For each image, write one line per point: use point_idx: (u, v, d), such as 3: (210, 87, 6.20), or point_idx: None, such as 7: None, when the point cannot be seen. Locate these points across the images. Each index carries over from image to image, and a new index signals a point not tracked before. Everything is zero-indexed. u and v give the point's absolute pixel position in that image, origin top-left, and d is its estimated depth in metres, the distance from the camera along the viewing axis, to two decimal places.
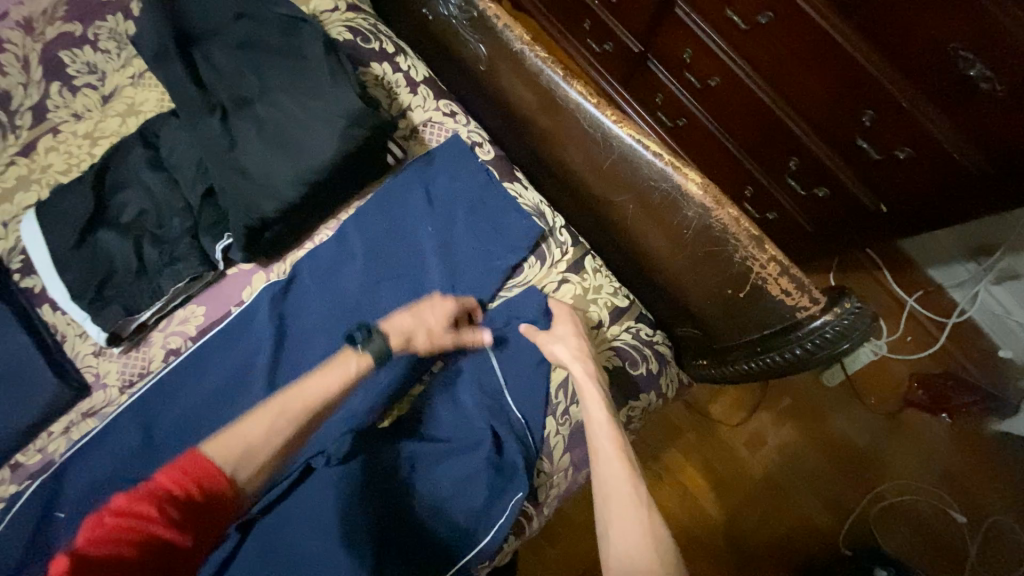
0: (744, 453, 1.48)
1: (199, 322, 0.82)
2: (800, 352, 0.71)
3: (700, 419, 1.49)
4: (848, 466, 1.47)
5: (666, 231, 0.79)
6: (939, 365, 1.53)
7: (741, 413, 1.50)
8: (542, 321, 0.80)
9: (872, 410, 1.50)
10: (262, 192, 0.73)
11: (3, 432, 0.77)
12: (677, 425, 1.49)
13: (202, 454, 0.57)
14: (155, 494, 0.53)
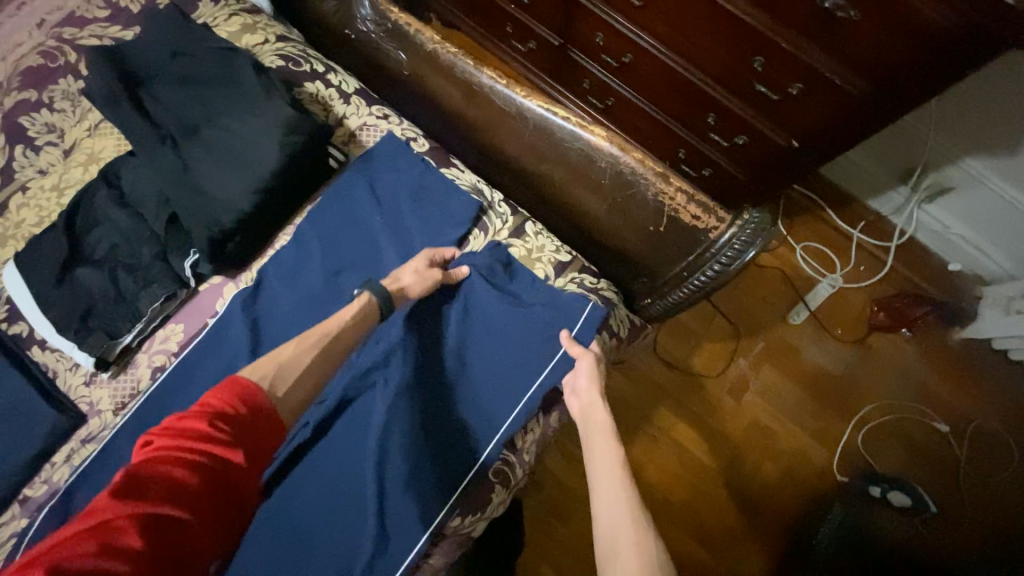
0: (729, 400, 1.50)
1: (180, 338, 0.89)
2: (719, 267, 0.80)
3: (682, 376, 1.51)
4: (829, 397, 1.50)
5: (586, 183, 0.89)
6: (895, 287, 1.57)
7: (720, 362, 1.53)
8: (493, 283, 0.88)
9: (841, 341, 1.54)
10: (218, 206, 0.81)
11: (10, 468, 0.83)
12: (659, 385, 1.51)
13: (241, 378, 0.65)
14: (202, 415, 0.59)
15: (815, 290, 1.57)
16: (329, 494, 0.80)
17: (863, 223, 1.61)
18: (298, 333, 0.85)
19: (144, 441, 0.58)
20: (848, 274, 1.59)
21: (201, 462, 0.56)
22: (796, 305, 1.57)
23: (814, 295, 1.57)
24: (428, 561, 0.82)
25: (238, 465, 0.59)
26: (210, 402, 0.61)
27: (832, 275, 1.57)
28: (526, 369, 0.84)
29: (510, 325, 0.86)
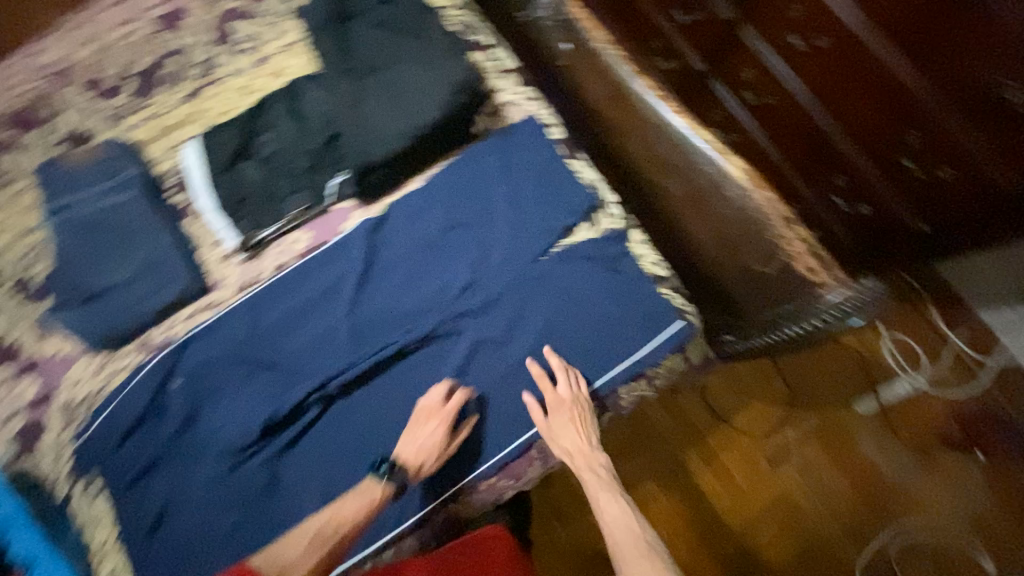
0: (765, 466, 1.46)
1: (303, 246, 0.99)
2: (818, 325, 0.79)
3: (722, 426, 1.49)
4: (872, 499, 1.42)
5: (706, 210, 0.92)
6: (981, 406, 1.46)
7: (767, 426, 1.49)
8: (587, 278, 0.92)
9: (906, 445, 1.45)
10: (376, 140, 0.91)
11: (142, 309, 0.96)
12: (697, 429, 1.49)
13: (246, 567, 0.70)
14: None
15: (889, 384, 1.49)
16: (392, 421, 0.89)
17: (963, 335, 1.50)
18: (406, 269, 0.95)
19: None
20: (931, 379, 1.49)
21: None
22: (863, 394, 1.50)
23: (890, 389, 1.48)
24: (457, 505, 0.88)
25: None
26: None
27: (913, 374, 1.49)
28: (597, 369, 0.90)
29: (593, 319, 0.91)
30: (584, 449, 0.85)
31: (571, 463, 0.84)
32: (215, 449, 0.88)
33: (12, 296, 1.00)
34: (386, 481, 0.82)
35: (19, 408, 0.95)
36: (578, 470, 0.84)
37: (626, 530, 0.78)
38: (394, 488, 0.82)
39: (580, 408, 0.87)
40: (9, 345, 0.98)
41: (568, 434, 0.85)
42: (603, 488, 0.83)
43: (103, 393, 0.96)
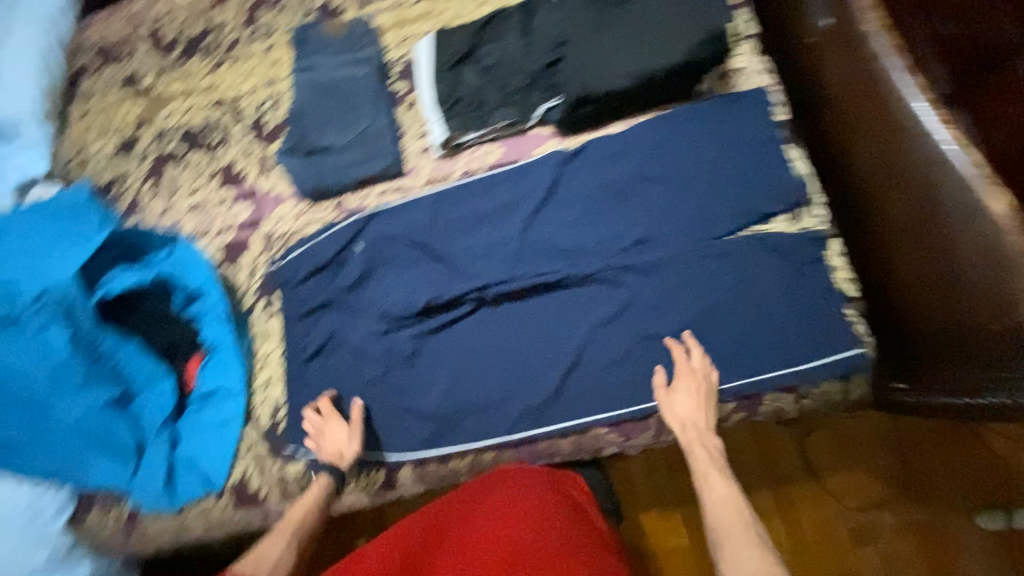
0: (845, 538, 1.44)
1: (495, 158, 1.04)
2: None
3: (812, 481, 1.50)
4: None
5: (939, 236, 0.77)
6: None
7: (863, 501, 1.46)
8: (768, 271, 0.88)
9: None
10: (603, 73, 0.93)
11: (347, 175, 1.09)
12: (786, 474, 1.50)
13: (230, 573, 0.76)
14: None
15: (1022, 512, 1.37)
16: (529, 342, 0.94)
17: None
18: (584, 209, 0.97)
19: None
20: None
21: None
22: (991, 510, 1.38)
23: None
24: (563, 440, 0.92)
25: None
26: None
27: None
28: (748, 367, 0.86)
29: (762, 315, 0.87)
30: (697, 423, 0.82)
31: (682, 435, 0.82)
32: (378, 310, 1.01)
33: (255, 136, 1.20)
34: (321, 477, 0.93)
35: (237, 227, 1.16)
36: (688, 443, 0.81)
37: (735, 512, 0.72)
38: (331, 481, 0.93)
39: (695, 383, 0.84)
40: (244, 175, 1.19)
41: (683, 405, 0.83)
42: (710, 467, 0.78)
43: (298, 236, 1.12)
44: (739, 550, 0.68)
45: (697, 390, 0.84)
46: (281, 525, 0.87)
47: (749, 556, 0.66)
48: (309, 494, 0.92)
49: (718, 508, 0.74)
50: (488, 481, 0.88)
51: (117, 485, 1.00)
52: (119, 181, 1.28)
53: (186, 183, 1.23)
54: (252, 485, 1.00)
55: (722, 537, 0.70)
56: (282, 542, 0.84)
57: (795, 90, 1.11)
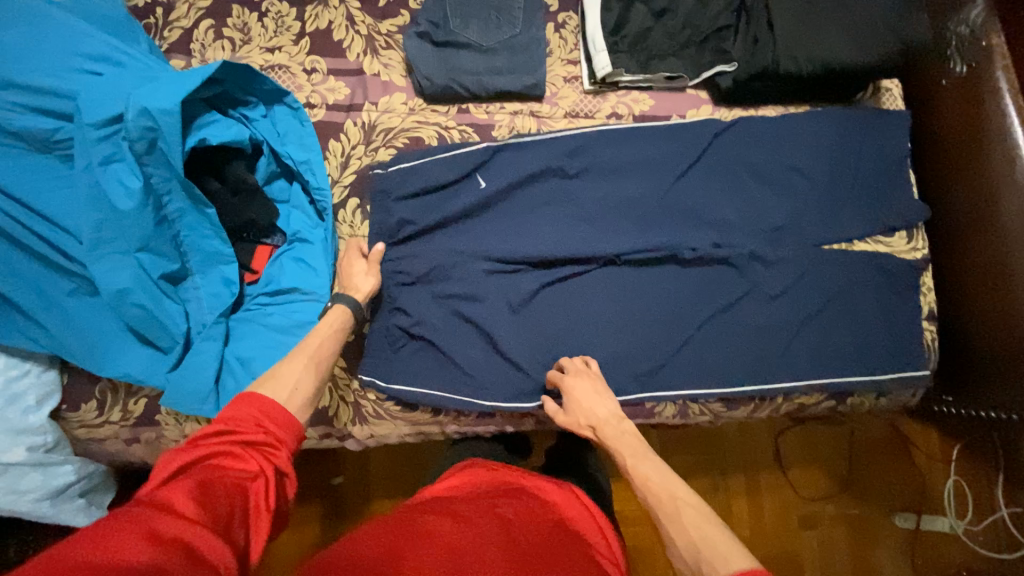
0: (795, 524, 1.44)
1: (644, 109, 1.00)
2: None
3: (778, 469, 1.48)
4: None
5: (1006, 285, 0.95)
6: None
7: (813, 491, 1.47)
8: (882, 281, 0.95)
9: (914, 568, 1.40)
10: (794, 51, 0.89)
11: (482, 84, 0.96)
12: (755, 462, 1.48)
13: (243, 431, 0.57)
14: (233, 438, 0.57)
15: (933, 518, 1.42)
16: (653, 305, 0.93)
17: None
18: (727, 184, 0.96)
19: (259, 406, 0.60)
20: (968, 531, 1.40)
21: (232, 449, 0.56)
22: (905, 508, 1.44)
23: (930, 522, 1.42)
24: (665, 407, 0.95)
25: (238, 471, 0.54)
26: (248, 416, 0.59)
27: (956, 518, 1.41)
28: (851, 366, 0.93)
29: (869, 320, 0.94)
30: (601, 417, 0.80)
31: (597, 436, 0.79)
32: (497, 240, 0.93)
33: (363, 8, 1.02)
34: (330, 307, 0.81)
35: (330, 107, 0.98)
36: (608, 443, 0.77)
37: (669, 486, 0.67)
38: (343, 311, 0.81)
39: (594, 382, 0.85)
40: (345, 50, 1.00)
41: (590, 402, 0.82)
42: (630, 454, 0.73)
43: (405, 136, 0.98)
44: (676, 527, 0.62)
45: (591, 381, 0.85)
46: (298, 349, 0.72)
47: (681, 532, 0.61)
48: (325, 321, 0.78)
49: (649, 484, 0.68)
50: (480, 479, 0.79)
51: (147, 380, 0.80)
52: (163, 9, 1.01)
53: (261, 37, 1.00)
54: (320, 402, 0.91)
55: (660, 513, 0.65)
56: (300, 368, 0.69)
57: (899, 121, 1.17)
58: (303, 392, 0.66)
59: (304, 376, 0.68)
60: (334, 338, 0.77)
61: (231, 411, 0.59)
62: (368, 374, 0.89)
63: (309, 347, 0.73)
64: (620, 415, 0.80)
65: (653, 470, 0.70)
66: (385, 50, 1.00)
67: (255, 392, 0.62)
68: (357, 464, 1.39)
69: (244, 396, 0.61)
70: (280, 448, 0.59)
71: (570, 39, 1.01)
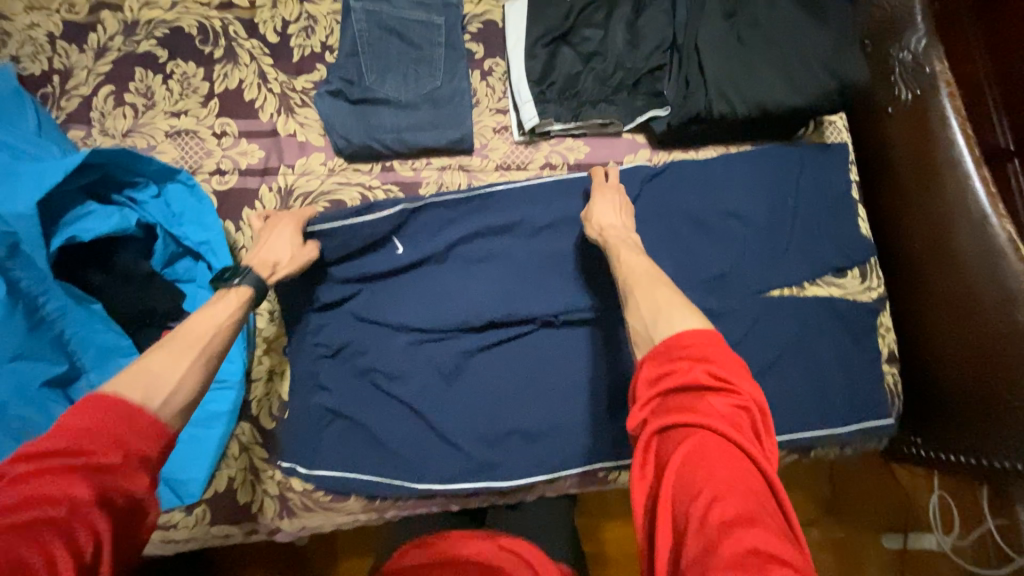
0: None
1: (579, 157, 0.94)
2: None
3: None
4: None
5: (967, 321, 0.91)
6: None
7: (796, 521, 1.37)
8: (837, 326, 0.90)
9: None
10: (727, 93, 0.85)
11: (405, 140, 0.90)
12: None
13: (88, 455, 0.44)
14: (73, 463, 0.44)
15: (920, 534, 1.34)
16: (597, 369, 0.87)
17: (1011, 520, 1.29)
18: (668, 233, 0.91)
19: (115, 409, 0.48)
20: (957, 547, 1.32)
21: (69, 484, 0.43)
22: (892, 528, 1.36)
23: (918, 540, 1.34)
24: (617, 475, 0.89)
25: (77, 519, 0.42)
26: (97, 425, 0.46)
27: (943, 534, 1.32)
28: (809, 422, 0.88)
29: (825, 370, 0.89)
30: (612, 220, 0.82)
31: (600, 237, 0.81)
32: (425, 309, 0.86)
33: (276, 64, 0.95)
34: (240, 283, 0.70)
35: (243, 172, 0.91)
36: (604, 236, 0.80)
37: (644, 276, 0.69)
38: (253, 291, 0.70)
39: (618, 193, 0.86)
40: (258, 110, 0.94)
41: (601, 207, 0.83)
42: (625, 247, 0.76)
43: (326, 199, 0.91)
44: (638, 303, 0.65)
45: (613, 194, 0.86)
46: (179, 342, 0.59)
47: (645, 305, 0.64)
48: (220, 303, 0.66)
49: (633, 271, 0.71)
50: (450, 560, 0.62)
51: None
52: (61, 77, 0.94)
53: (167, 101, 0.93)
54: (241, 498, 0.82)
55: (631, 289, 0.68)
56: (180, 363, 0.56)
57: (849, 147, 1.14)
58: (185, 395, 0.54)
59: (188, 379, 0.55)
60: (232, 323, 0.65)
61: (73, 419, 0.46)
62: (289, 461, 0.82)
63: (196, 340, 0.59)
64: (628, 225, 0.82)
65: (637, 261, 0.73)
66: (300, 108, 0.94)
67: (103, 394, 0.49)
68: None
69: (81, 403, 0.47)
70: (139, 464, 0.47)
71: (498, 87, 0.95)
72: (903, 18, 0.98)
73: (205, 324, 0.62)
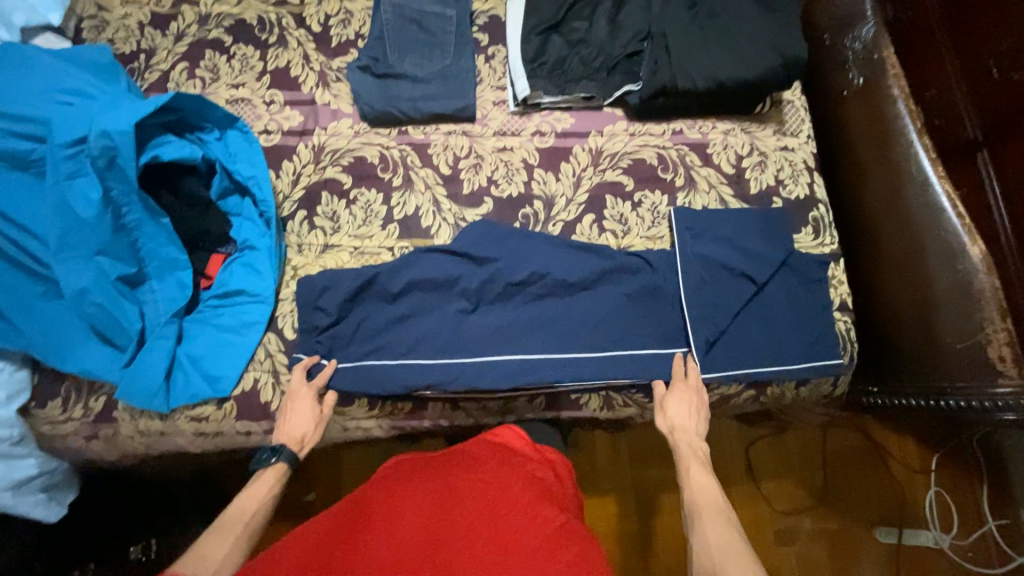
0: (769, 539, 1.43)
1: (565, 127, 1.10)
2: (961, 404, 0.94)
3: (753, 488, 1.47)
4: None
5: (907, 278, 1.01)
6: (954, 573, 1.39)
7: (789, 506, 1.45)
8: (787, 274, 1.02)
9: None
10: (689, 69, 1.01)
11: (417, 107, 1.08)
12: (729, 474, 1.47)
13: None
14: None
15: (916, 532, 1.42)
16: (572, 306, 0.99)
17: (1012, 521, 1.36)
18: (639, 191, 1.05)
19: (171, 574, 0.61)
20: (956, 546, 1.40)
21: None
22: (887, 523, 1.44)
23: (914, 536, 1.42)
24: (591, 402, 1.02)
25: None
26: None
27: (940, 532, 1.41)
28: (763, 358, 0.98)
29: (777, 312, 1.00)
30: (683, 427, 0.88)
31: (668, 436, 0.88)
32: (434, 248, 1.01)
33: (318, 48, 1.16)
34: (277, 461, 0.83)
35: (284, 132, 1.10)
36: (673, 436, 0.87)
37: (711, 503, 0.76)
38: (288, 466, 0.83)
39: (694, 405, 0.92)
40: (300, 84, 1.14)
41: (676, 412, 0.90)
42: (698, 463, 0.82)
43: (350, 155, 1.08)
44: (709, 521, 0.73)
45: (688, 400, 0.92)
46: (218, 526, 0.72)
47: (709, 539, 0.71)
48: (260, 481, 0.80)
49: (703, 493, 0.77)
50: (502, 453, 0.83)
51: (103, 375, 0.89)
52: (145, 55, 1.16)
53: (228, 76, 1.14)
54: (263, 397, 0.95)
55: (699, 515, 0.74)
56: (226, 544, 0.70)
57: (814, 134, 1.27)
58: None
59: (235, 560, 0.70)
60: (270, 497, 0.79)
61: None
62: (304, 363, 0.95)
63: (237, 524, 0.73)
64: (697, 433, 0.88)
65: (702, 482, 0.79)
66: (335, 83, 1.13)
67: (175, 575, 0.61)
68: (329, 474, 1.40)
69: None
70: None
71: (499, 68, 1.13)
72: (856, 12, 1.13)
73: (248, 507, 0.76)
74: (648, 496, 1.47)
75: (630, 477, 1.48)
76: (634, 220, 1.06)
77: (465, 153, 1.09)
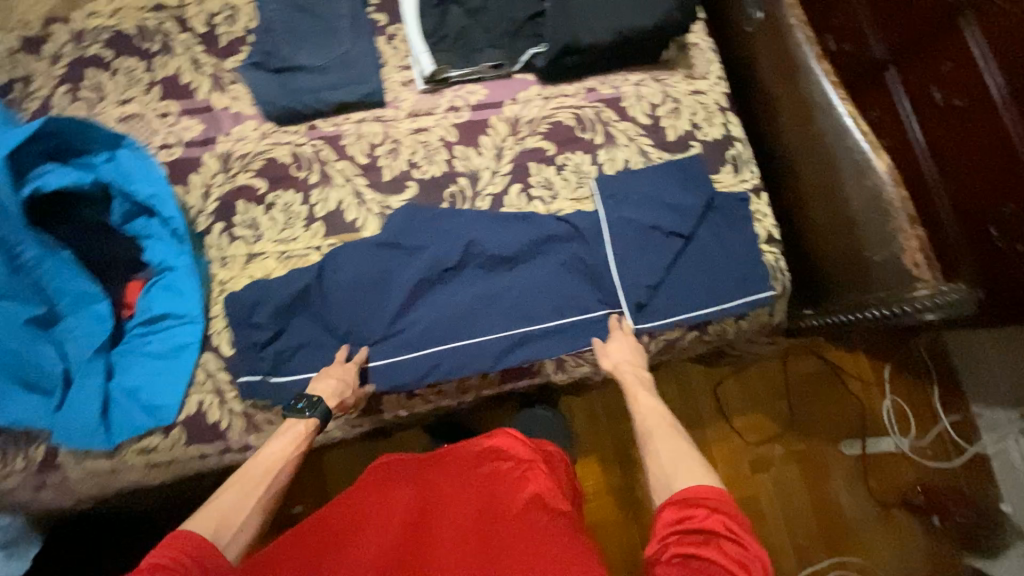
0: (744, 471, 1.49)
1: (478, 99, 1.08)
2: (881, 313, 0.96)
3: (723, 425, 1.53)
4: (826, 514, 1.47)
5: (827, 201, 1.04)
6: (916, 472, 1.49)
7: (758, 437, 1.52)
8: (713, 214, 1.04)
9: (870, 493, 1.48)
10: (587, 22, 1.00)
11: (321, 98, 1.04)
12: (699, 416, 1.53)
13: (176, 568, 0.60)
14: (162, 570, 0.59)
15: (878, 439, 1.51)
16: (510, 278, 1.00)
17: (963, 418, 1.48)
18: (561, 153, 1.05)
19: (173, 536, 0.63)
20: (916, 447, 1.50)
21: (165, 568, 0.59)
22: (851, 436, 1.52)
23: (876, 444, 1.51)
24: (544, 367, 1.03)
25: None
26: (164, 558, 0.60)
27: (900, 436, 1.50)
28: (700, 299, 1.01)
29: (708, 252, 1.03)
30: (627, 362, 0.94)
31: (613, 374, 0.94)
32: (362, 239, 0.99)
33: (208, 50, 1.10)
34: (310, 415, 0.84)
35: (187, 144, 1.05)
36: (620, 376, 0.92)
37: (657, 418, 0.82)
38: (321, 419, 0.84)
39: (634, 347, 0.97)
40: (195, 90, 1.08)
41: (619, 350, 0.96)
42: (641, 388, 0.89)
43: (261, 158, 1.04)
44: (656, 446, 0.76)
45: (628, 339, 0.97)
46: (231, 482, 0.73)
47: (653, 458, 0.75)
48: (291, 434, 0.81)
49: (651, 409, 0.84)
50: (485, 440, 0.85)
51: (34, 421, 0.86)
52: (22, 83, 1.08)
53: (115, 93, 1.08)
54: (211, 418, 0.93)
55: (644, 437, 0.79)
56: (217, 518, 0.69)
57: (729, 73, 1.29)
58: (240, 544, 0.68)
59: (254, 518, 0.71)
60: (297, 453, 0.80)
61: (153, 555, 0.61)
62: (245, 379, 0.93)
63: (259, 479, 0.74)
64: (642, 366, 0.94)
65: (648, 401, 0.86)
66: (232, 85, 1.08)
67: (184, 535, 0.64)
68: (310, 485, 1.39)
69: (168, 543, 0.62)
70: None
71: (402, 47, 1.10)
72: None
73: (266, 464, 0.76)
74: (627, 450, 1.51)
75: (608, 436, 1.52)
76: (560, 182, 1.06)
77: (381, 139, 1.06)
